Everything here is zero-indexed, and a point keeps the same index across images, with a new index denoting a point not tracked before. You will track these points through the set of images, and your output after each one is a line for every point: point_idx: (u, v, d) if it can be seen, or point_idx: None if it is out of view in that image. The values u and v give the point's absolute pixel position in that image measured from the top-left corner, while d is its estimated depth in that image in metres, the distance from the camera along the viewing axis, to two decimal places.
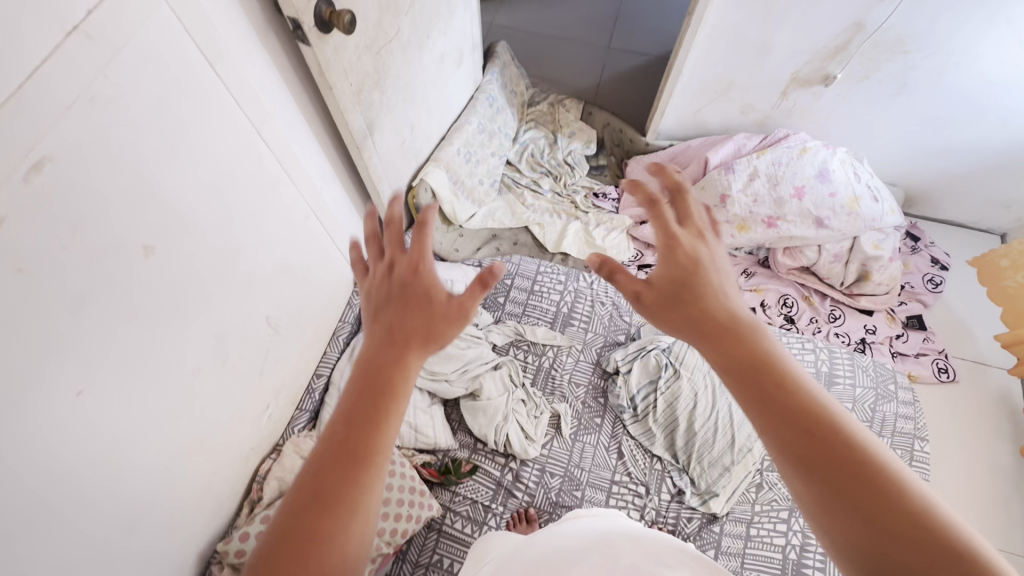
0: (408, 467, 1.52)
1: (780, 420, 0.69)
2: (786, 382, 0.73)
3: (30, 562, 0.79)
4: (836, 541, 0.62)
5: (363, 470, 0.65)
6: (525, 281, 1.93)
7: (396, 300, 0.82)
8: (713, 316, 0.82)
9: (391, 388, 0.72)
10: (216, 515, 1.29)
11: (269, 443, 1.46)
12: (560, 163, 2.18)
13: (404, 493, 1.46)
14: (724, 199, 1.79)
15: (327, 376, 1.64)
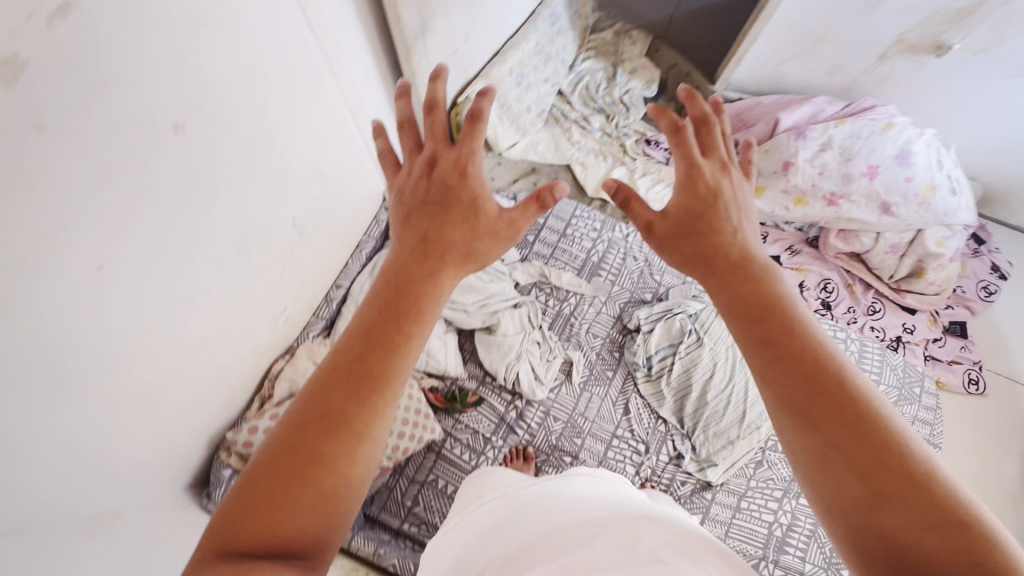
0: (416, 389, 1.53)
1: (780, 372, 0.71)
2: (794, 335, 0.74)
3: (49, 423, 0.81)
4: (824, 493, 0.65)
5: (377, 392, 0.60)
6: (558, 223, 1.85)
7: (435, 207, 0.78)
8: (722, 256, 0.86)
9: (416, 306, 0.68)
10: (227, 404, 1.32)
11: (282, 344, 1.46)
12: (615, 101, 2.01)
13: (409, 413, 1.49)
14: (788, 167, 1.65)
15: (346, 287, 1.62)
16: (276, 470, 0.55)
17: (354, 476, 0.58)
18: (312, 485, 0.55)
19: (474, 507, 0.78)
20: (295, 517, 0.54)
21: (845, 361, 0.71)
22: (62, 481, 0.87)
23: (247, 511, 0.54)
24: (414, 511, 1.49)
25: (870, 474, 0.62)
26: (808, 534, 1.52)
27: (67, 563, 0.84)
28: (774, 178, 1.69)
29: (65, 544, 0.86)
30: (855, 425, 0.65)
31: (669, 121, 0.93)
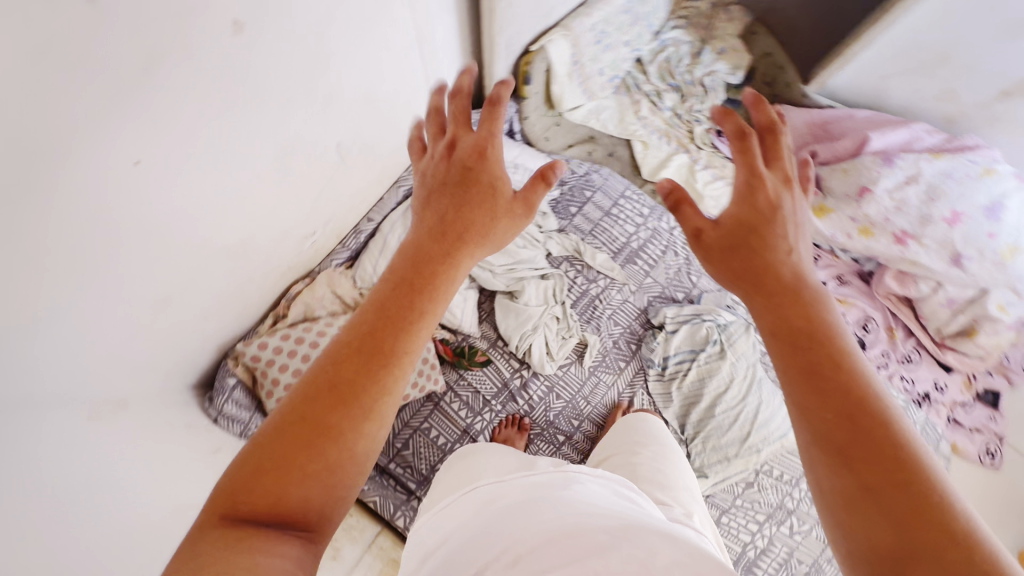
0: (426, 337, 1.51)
1: (819, 406, 0.62)
2: (841, 366, 0.64)
3: (69, 304, 0.80)
4: (851, 544, 0.56)
5: (385, 368, 0.57)
6: (606, 199, 1.74)
7: (454, 189, 0.73)
8: (775, 273, 0.74)
9: (431, 282, 0.64)
10: (242, 316, 1.31)
11: (305, 266, 1.45)
12: (694, 82, 1.84)
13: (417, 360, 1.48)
14: (863, 193, 1.53)
15: (377, 222, 1.55)
16: (280, 436, 0.53)
17: (358, 451, 0.56)
18: (317, 455, 0.53)
19: (468, 491, 0.78)
20: (296, 484, 0.52)
21: (896, 407, 0.61)
22: (74, 362, 0.88)
23: (248, 480, 0.51)
24: (402, 454, 1.52)
25: (907, 528, 0.53)
26: (779, 563, 1.52)
27: (70, 442, 0.85)
28: (845, 201, 1.58)
29: (70, 423, 0.88)
30: (897, 474, 0.56)
31: (734, 124, 0.83)
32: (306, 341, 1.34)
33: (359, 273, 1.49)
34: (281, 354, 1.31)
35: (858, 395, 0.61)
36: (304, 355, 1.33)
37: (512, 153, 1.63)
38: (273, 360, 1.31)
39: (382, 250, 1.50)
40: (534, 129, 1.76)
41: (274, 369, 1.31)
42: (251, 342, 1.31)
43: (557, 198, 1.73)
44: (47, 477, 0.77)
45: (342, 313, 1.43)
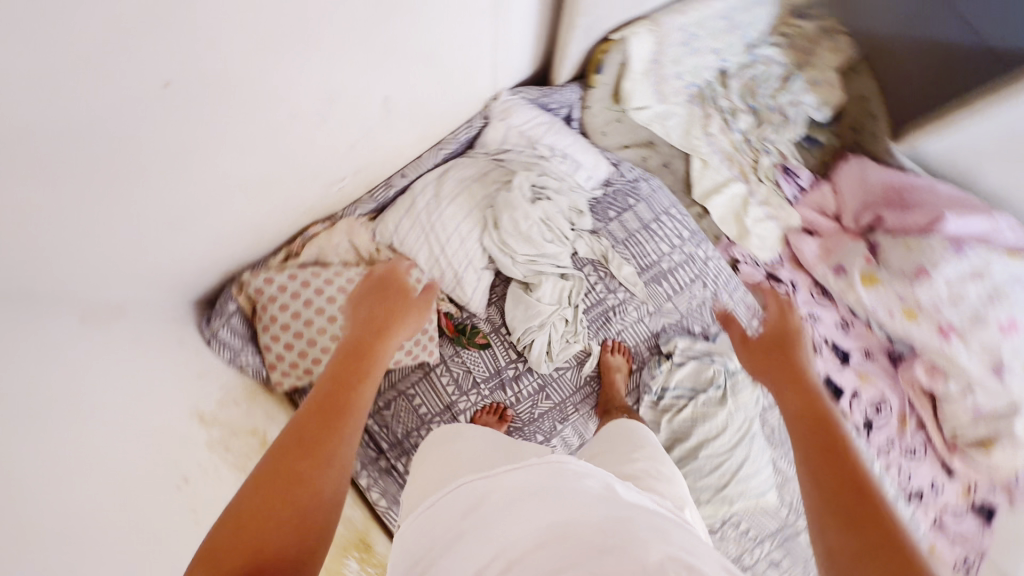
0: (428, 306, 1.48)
1: (824, 467, 0.71)
2: (853, 452, 0.73)
3: (83, 211, 0.79)
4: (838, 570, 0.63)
5: (340, 420, 0.69)
6: (648, 211, 1.64)
7: (370, 299, 0.99)
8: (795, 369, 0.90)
9: (367, 358, 0.82)
10: (255, 247, 1.30)
11: (328, 208, 1.41)
12: (776, 108, 1.70)
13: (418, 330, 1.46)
14: (920, 275, 1.43)
15: (410, 180, 1.51)
16: (253, 494, 0.59)
17: (328, 497, 0.62)
18: (292, 500, 0.59)
19: (448, 492, 0.73)
20: (271, 530, 0.56)
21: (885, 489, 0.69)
22: (81, 266, 0.88)
23: (225, 540, 0.55)
24: (382, 413, 1.56)
25: (886, 555, 0.61)
26: None
27: (64, 342, 0.87)
28: (899, 278, 1.47)
29: (60, 324, 0.87)
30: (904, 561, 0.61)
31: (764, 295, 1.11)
32: (313, 285, 1.33)
33: (380, 230, 1.46)
34: (286, 293, 1.31)
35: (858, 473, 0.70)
36: (307, 299, 1.33)
37: (566, 141, 1.59)
38: (276, 297, 1.30)
39: (407, 211, 1.47)
40: (592, 119, 1.64)
41: (275, 306, 1.31)
42: (259, 274, 1.31)
43: (598, 197, 1.64)
44: (45, 372, 0.79)
45: (354, 266, 1.41)
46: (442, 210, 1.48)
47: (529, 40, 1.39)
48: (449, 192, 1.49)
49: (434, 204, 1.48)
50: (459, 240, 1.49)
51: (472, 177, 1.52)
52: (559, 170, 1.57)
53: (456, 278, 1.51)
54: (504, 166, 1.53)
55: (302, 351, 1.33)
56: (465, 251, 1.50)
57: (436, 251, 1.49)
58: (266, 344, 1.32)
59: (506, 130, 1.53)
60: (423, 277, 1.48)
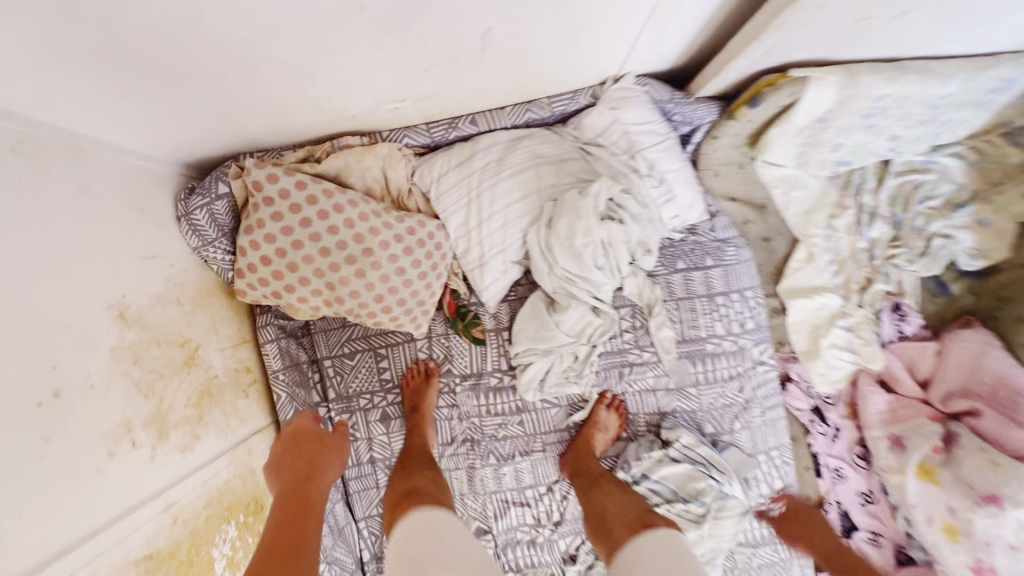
0: (434, 279, 1.25)
1: None
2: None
3: (27, 10, 0.60)
4: None
5: None
6: (721, 280, 1.39)
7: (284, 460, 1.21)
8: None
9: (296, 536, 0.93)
10: (275, 129, 1.09)
11: (373, 124, 1.18)
12: (922, 236, 1.38)
13: (413, 302, 1.25)
14: (990, 502, 1.17)
15: (478, 131, 1.27)
16: None
17: None
18: None
19: None
20: None
21: None
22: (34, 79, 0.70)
23: None
24: (343, 361, 1.39)
25: None
26: None
27: None
28: (959, 490, 1.22)
29: None
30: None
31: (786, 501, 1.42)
32: (318, 205, 1.12)
33: (421, 174, 1.25)
34: (286, 201, 1.10)
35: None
36: (304, 217, 1.11)
37: (671, 166, 1.29)
38: (272, 200, 1.10)
39: (460, 164, 1.25)
40: (710, 152, 1.33)
41: (266, 208, 1.10)
42: (261, 167, 1.09)
43: (674, 240, 1.39)
44: None
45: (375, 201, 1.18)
46: (499, 181, 1.26)
47: (685, 38, 1.10)
48: (517, 167, 1.26)
49: (493, 171, 1.25)
50: (504, 220, 1.27)
51: (549, 160, 1.28)
52: (647, 194, 1.30)
53: (481, 259, 1.30)
54: (589, 162, 1.29)
55: (278, 270, 1.13)
56: (506, 236, 1.28)
57: (473, 223, 1.27)
58: (240, 247, 1.12)
59: (614, 122, 1.24)
60: (444, 246, 1.26)
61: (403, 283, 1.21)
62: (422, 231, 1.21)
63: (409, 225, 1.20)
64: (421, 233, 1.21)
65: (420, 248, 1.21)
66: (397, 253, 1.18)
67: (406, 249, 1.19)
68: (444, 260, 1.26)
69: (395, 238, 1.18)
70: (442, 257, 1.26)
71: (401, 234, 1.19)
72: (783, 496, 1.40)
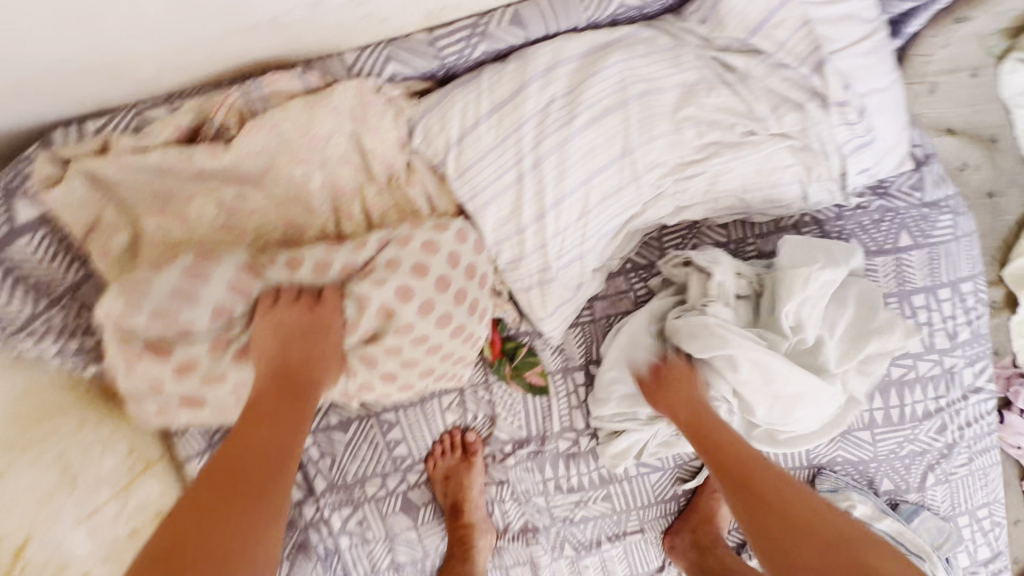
0: (473, 328, 0.71)
1: None
2: (775, 486, 0.67)
3: None
4: None
5: (280, 469, 0.53)
6: (922, 269, 0.86)
7: (283, 326, 0.60)
8: (774, 496, 0.66)
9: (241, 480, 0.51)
10: (92, 52, 0.50)
11: (322, 39, 0.59)
12: None
13: (444, 365, 0.72)
14: None
15: (525, 37, 0.67)
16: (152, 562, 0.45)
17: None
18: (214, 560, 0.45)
19: None
20: None
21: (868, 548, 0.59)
22: None
23: None
24: (332, 439, 0.90)
25: None
26: None
27: None
28: None
29: None
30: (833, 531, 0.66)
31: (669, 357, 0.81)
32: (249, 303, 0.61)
33: (425, 131, 0.67)
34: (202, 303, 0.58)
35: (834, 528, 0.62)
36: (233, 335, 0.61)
37: (879, 83, 0.72)
38: (170, 347, 0.59)
39: (501, 107, 0.67)
40: (930, 51, 0.76)
41: (165, 362, 0.59)
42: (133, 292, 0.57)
43: (846, 210, 0.85)
44: None
45: (345, 247, 0.64)
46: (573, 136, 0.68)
47: None
48: (604, 106, 0.68)
49: (561, 120, 0.67)
50: (583, 208, 0.71)
51: (658, 87, 0.69)
52: (829, 139, 0.73)
53: (544, 272, 0.75)
54: (726, 85, 0.71)
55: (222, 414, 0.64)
56: (588, 234, 0.73)
57: (527, 215, 0.71)
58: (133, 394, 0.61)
59: (786, 3, 0.67)
60: (482, 259, 0.71)
61: (425, 352, 0.69)
62: (440, 263, 0.66)
63: (416, 259, 0.65)
64: (438, 265, 0.66)
65: (443, 292, 0.67)
66: (409, 320, 0.65)
67: (423, 306, 0.66)
68: (484, 292, 0.72)
69: (396, 298, 0.64)
70: (481, 285, 0.71)
71: (406, 284, 0.65)
72: (988, 570, 0.97)
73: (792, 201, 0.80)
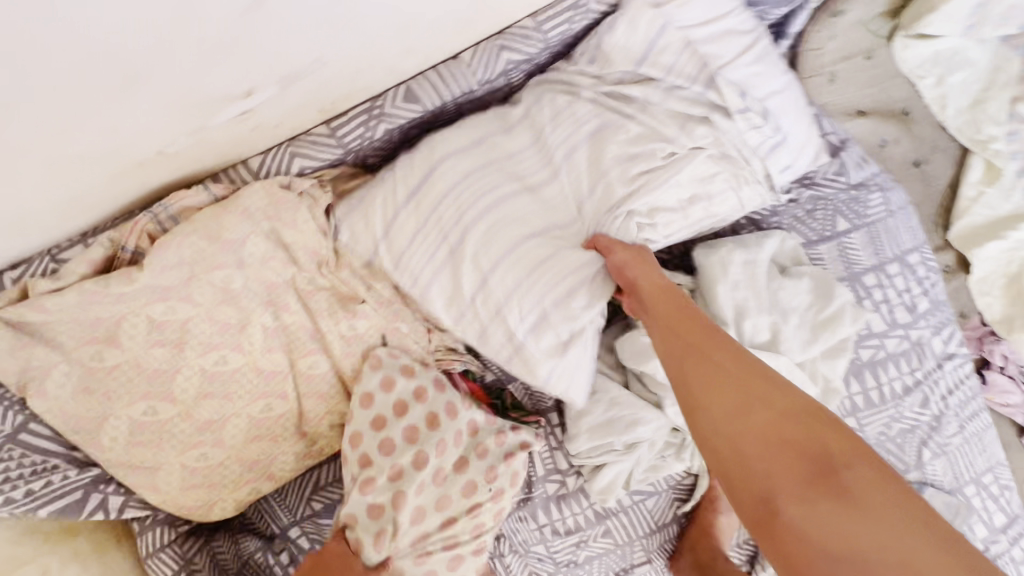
0: (451, 431, 0.70)
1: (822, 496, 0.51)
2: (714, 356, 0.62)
3: None
4: (781, 505, 0.52)
5: None
6: (865, 250, 0.87)
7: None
8: (709, 369, 0.61)
9: None
10: None
11: (222, 154, 0.62)
12: None
13: (478, 464, 0.70)
14: None
15: (421, 110, 0.69)
16: None
17: None
18: None
19: None
20: None
21: (827, 422, 0.55)
22: None
23: None
24: None
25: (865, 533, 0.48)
26: None
27: None
28: None
29: None
30: (764, 441, 0.55)
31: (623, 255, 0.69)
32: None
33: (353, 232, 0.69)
34: None
35: (795, 409, 0.56)
36: None
37: (772, 85, 0.74)
38: None
39: (410, 179, 0.68)
40: (820, 44, 0.80)
41: None
42: None
43: (779, 206, 0.87)
44: None
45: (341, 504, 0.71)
46: (494, 200, 0.68)
47: None
48: (523, 172, 0.71)
49: (475, 193, 0.68)
50: (555, 275, 0.67)
51: (560, 129, 0.71)
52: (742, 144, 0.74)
53: (510, 343, 0.68)
54: (626, 115, 0.72)
55: None
56: (565, 302, 0.67)
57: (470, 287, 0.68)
58: None
59: (663, 31, 0.70)
60: (418, 372, 0.72)
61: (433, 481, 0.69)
62: (370, 435, 0.70)
63: (359, 455, 0.69)
64: (370, 441, 0.70)
65: (389, 452, 0.69)
66: (384, 499, 0.67)
67: (390, 475, 0.68)
68: (443, 395, 0.72)
69: (360, 493, 0.67)
70: (421, 400, 0.71)
71: (363, 483, 0.68)
72: (1009, 535, 0.94)
73: (731, 210, 0.76)
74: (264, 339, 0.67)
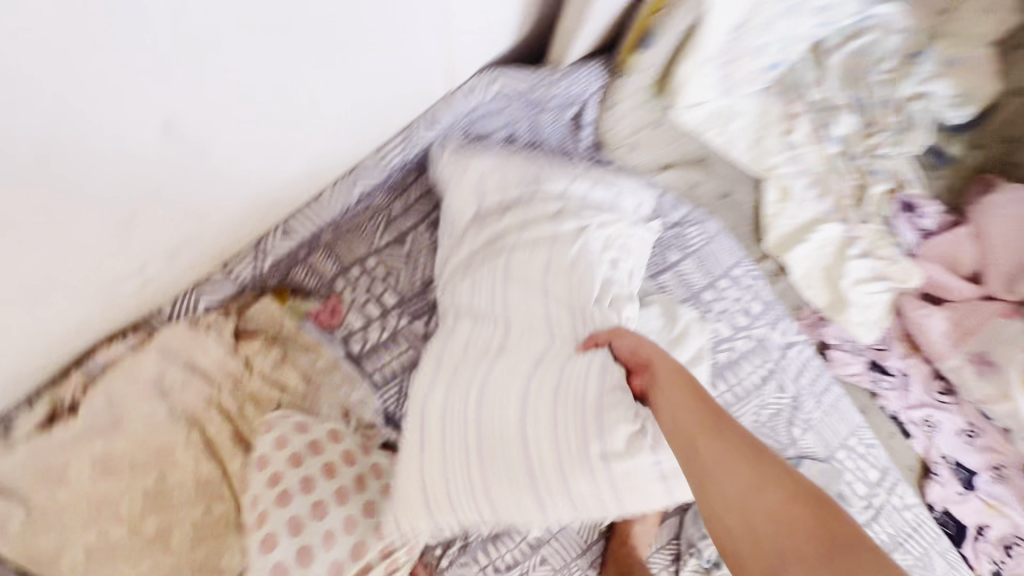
0: (350, 477, 0.78)
1: None
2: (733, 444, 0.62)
3: None
4: None
5: None
6: (697, 272, 1.05)
7: None
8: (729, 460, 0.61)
9: None
10: None
11: (136, 309, 0.78)
12: (892, 108, 1.08)
13: (385, 505, 0.78)
14: None
15: (300, 235, 0.88)
16: None
17: None
18: None
19: None
20: None
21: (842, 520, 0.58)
22: None
23: None
24: None
25: None
26: None
27: None
28: None
29: None
30: (775, 523, 0.58)
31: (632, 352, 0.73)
32: None
33: (397, 418, 0.79)
34: None
35: (815, 503, 0.59)
36: None
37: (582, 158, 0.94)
38: None
39: None
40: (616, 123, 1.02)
41: None
42: None
43: None
44: None
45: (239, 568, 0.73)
46: (480, 385, 0.76)
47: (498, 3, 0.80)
48: (488, 350, 0.79)
49: (460, 394, 0.77)
50: (578, 400, 0.71)
51: None
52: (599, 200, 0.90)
53: (593, 480, 0.70)
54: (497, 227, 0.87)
55: None
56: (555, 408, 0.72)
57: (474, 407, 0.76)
58: None
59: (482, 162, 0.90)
60: (312, 427, 0.80)
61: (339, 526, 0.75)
62: (266, 493, 0.75)
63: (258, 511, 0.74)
64: (267, 499, 0.75)
65: (286, 503, 0.74)
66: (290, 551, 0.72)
67: (291, 527, 0.73)
68: (339, 444, 0.80)
69: (264, 551, 0.72)
70: (315, 452, 0.79)
71: (266, 541, 0.72)
72: (885, 487, 1.08)
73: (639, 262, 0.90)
74: (192, 455, 0.79)
